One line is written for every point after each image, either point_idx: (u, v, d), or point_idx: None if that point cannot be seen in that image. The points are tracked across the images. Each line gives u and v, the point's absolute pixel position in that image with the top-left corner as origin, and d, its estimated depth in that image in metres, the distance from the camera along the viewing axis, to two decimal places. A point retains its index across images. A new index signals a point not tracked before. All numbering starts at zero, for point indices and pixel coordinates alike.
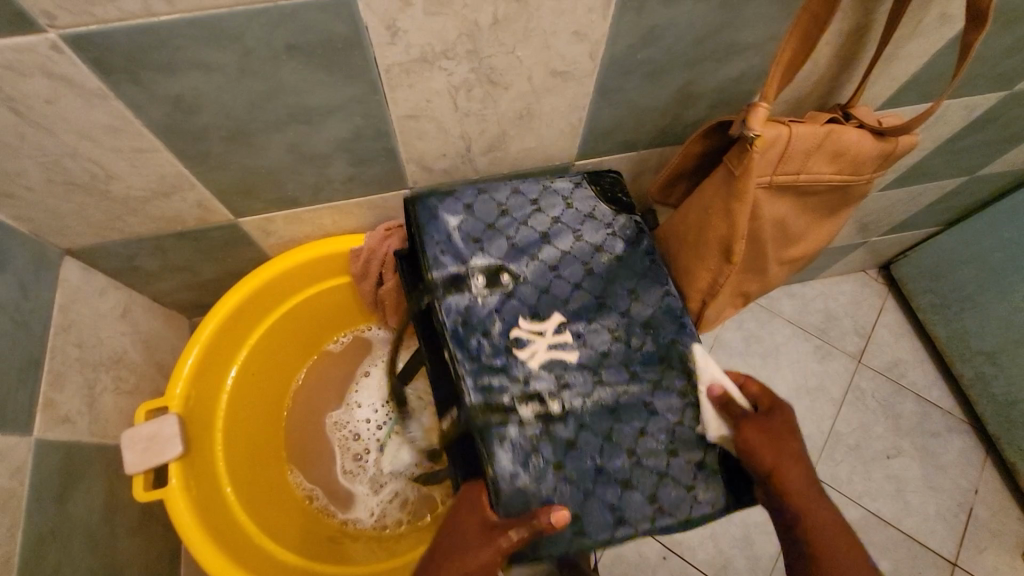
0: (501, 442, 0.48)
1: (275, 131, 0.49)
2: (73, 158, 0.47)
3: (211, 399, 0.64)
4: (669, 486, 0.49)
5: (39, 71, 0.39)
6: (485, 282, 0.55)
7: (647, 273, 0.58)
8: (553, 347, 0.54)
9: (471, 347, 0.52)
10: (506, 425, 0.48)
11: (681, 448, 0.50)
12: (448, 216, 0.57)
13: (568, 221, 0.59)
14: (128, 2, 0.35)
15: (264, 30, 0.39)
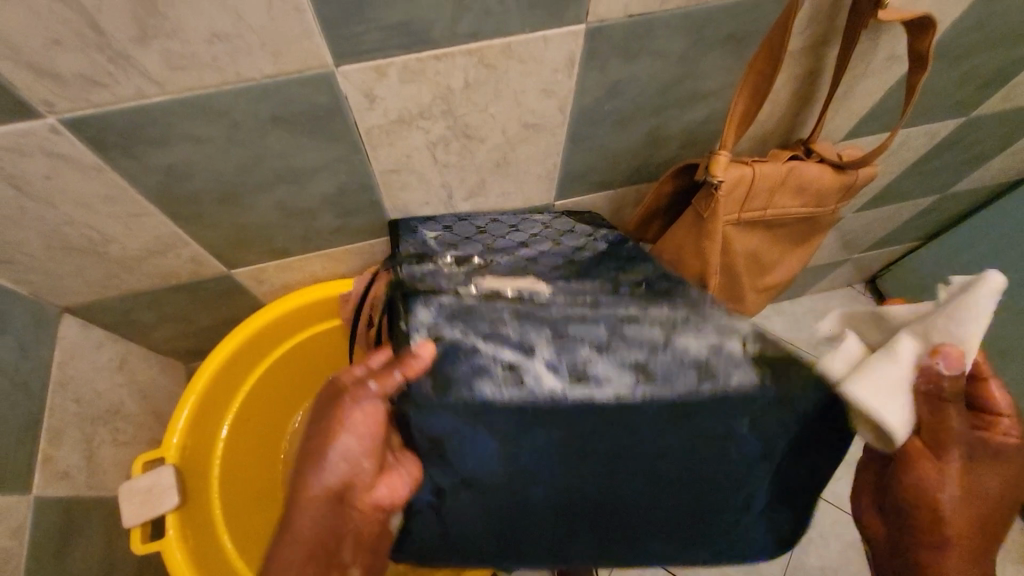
0: (425, 303, 0.51)
1: (265, 190, 0.52)
2: (71, 226, 0.49)
3: (207, 447, 0.66)
4: (627, 354, 0.48)
5: (39, 151, 0.41)
6: (452, 261, 0.58)
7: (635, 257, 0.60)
8: (521, 285, 0.54)
9: (423, 275, 0.56)
10: (438, 294, 0.52)
11: (656, 365, 0.46)
12: (426, 231, 0.61)
13: (546, 234, 0.63)
14: (122, 89, 0.38)
15: (250, 105, 0.42)
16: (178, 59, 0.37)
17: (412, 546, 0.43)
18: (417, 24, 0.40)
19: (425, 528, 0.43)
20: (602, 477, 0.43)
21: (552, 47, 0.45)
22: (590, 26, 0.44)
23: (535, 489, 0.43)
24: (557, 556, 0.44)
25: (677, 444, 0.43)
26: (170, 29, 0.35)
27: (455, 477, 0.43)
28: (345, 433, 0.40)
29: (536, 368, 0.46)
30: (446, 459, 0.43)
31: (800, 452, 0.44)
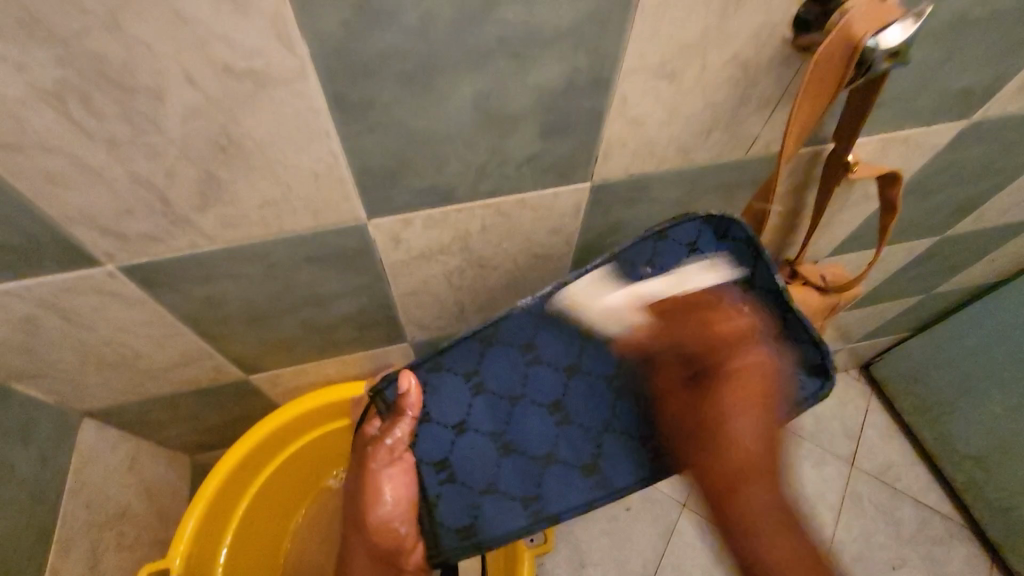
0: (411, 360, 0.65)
1: (291, 312, 0.56)
2: (108, 346, 0.53)
3: (209, 554, 0.68)
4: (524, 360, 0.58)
5: (93, 290, 0.45)
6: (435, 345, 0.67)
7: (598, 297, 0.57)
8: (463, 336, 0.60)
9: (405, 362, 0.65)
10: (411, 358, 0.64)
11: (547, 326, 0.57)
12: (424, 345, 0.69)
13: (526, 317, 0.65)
14: (177, 243, 0.42)
15: (288, 249, 0.47)
16: (231, 219, 0.42)
17: (465, 541, 0.57)
18: (443, 188, 0.45)
19: (458, 521, 0.57)
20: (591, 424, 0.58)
21: (561, 199, 0.50)
22: (596, 183, 0.49)
23: (561, 449, 0.58)
24: (582, 461, 0.58)
25: (679, 404, 0.54)
26: (227, 200, 0.40)
27: (474, 503, 0.57)
28: (382, 499, 0.59)
29: (510, 361, 0.58)
30: (454, 476, 0.58)
31: (737, 260, 0.55)
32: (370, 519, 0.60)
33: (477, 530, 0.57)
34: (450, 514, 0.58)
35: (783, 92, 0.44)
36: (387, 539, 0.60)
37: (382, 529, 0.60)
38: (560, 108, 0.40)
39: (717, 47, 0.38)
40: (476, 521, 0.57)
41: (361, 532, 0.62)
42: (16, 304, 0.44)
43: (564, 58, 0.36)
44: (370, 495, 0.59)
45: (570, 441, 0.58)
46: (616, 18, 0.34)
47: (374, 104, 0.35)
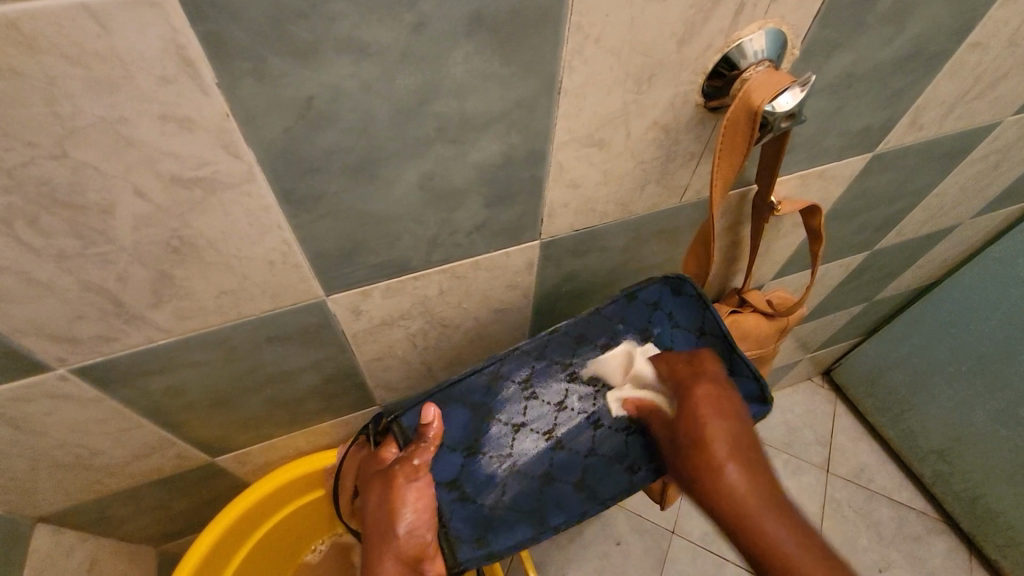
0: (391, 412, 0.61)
1: (254, 391, 0.55)
2: (62, 448, 0.50)
3: None
4: (545, 378, 0.55)
5: (44, 395, 0.44)
6: None
7: (614, 319, 0.58)
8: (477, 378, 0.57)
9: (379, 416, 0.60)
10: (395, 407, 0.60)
11: (552, 350, 0.56)
12: None
13: None
14: (133, 340, 0.42)
15: (249, 333, 0.47)
16: (188, 312, 0.42)
17: (480, 550, 0.51)
18: (399, 260, 0.46)
19: (473, 526, 0.51)
20: (584, 446, 0.54)
21: (513, 257, 0.52)
22: (544, 240, 0.52)
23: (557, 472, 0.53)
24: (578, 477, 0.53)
25: (650, 425, 0.55)
26: (183, 294, 0.40)
27: (487, 515, 0.52)
28: (404, 495, 0.49)
29: (507, 398, 0.55)
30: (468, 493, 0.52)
31: (687, 309, 0.58)
32: (384, 528, 0.49)
33: (489, 539, 0.51)
34: (464, 528, 0.51)
35: (703, 147, 0.48)
36: (411, 548, 0.48)
37: (410, 535, 0.48)
38: (502, 180, 0.43)
39: (637, 116, 0.42)
40: (487, 528, 0.52)
41: (376, 544, 0.48)
42: None
43: (498, 139, 0.39)
44: (387, 508, 0.49)
45: (568, 467, 0.53)
46: (542, 100, 0.37)
47: (323, 194, 0.37)
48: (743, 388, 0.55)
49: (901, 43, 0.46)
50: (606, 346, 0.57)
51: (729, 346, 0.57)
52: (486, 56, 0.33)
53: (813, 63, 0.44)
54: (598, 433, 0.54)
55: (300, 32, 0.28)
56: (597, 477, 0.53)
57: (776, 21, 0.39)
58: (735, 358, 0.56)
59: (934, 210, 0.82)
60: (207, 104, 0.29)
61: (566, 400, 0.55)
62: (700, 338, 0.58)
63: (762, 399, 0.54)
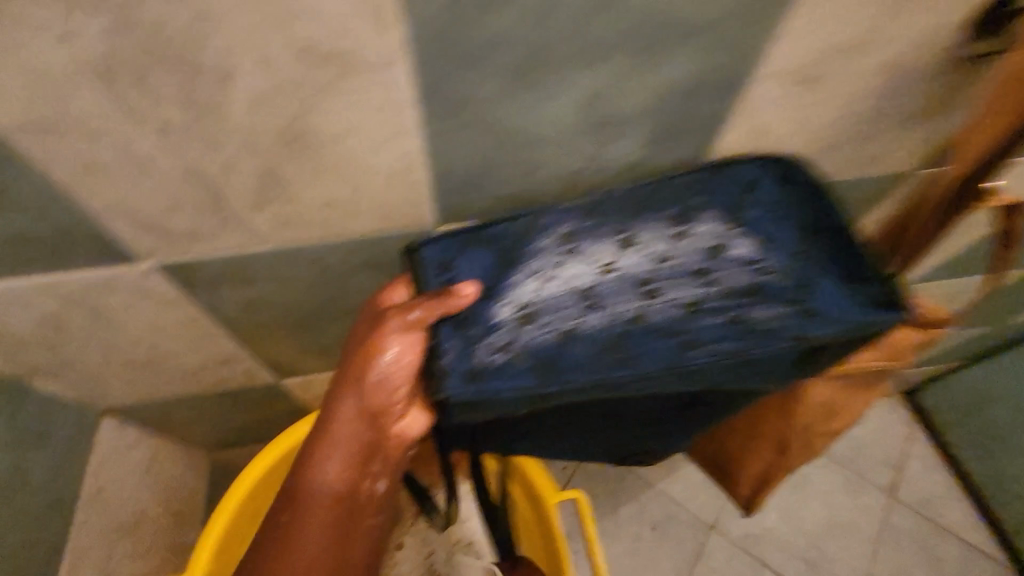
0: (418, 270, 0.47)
1: (336, 319, 0.51)
2: (137, 345, 0.48)
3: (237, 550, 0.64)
4: (600, 235, 0.40)
5: (127, 289, 0.40)
6: None
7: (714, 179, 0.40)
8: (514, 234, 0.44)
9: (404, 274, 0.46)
10: None
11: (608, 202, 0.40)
12: None
13: None
14: (226, 245, 0.37)
15: (346, 255, 0.42)
16: (289, 221, 0.36)
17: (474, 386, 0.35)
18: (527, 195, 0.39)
19: (469, 362, 0.36)
20: (628, 311, 0.37)
21: None
22: None
23: (578, 342, 0.36)
24: (613, 355, 0.35)
25: (726, 311, 0.36)
26: (286, 197, 0.34)
27: (475, 375, 0.35)
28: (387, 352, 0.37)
29: (543, 246, 0.40)
30: (444, 349, 0.37)
31: (796, 206, 0.40)
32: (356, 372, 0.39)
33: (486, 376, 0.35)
34: (453, 353, 0.37)
35: (930, 108, 0.38)
36: (377, 401, 0.39)
37: (383, 386, 0.38)
38: (677, 112, 0.34)
39: (872, 50, 0.32)
40: (484, 369, 0.35)
41: (340, 385, 0.40)
42: (44, 300, 0.39)
43: (698, 56, 0.30)
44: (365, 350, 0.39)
45: (599, 329, 0.37)
46: (770, 6, 0.28)
47: (470, 99, 0.30)
48: (869, 294, 0.37)
49: None
50: (678, 218, 0.39)
51: (856, 248, 0.39)
52: None
53: None
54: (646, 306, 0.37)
55: None
56: (644, 347, 0.36)
57: None
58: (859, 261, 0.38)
59: None
60: None
61: (617, 264, 0.39)
62: (813, 235, 0.39)
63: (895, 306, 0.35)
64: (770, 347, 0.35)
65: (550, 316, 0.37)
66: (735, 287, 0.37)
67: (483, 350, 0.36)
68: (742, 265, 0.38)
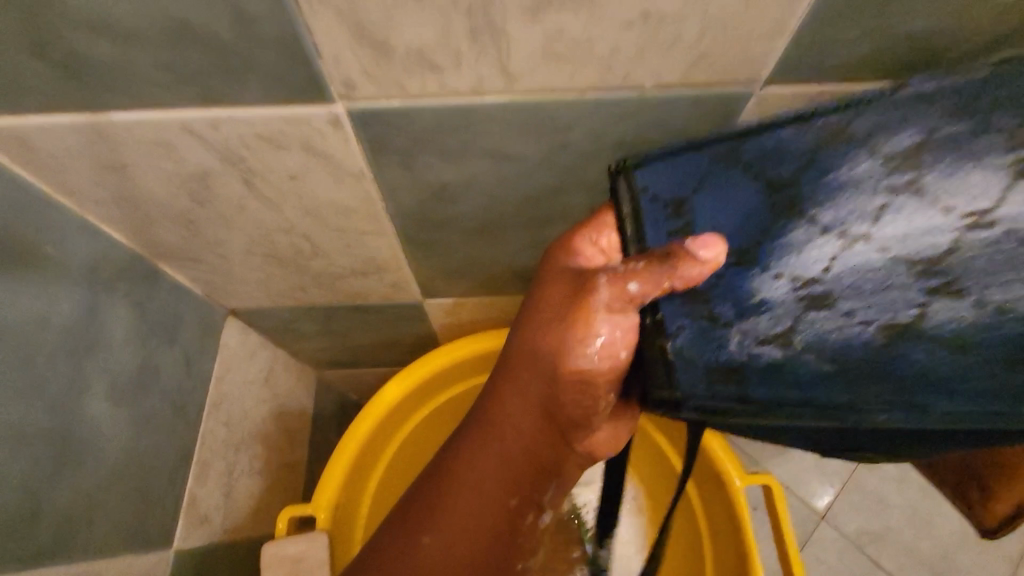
0: None
1: (531, 228, 0.38)
2: (286, 233, 0.37)
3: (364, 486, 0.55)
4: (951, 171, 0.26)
5: (300, 145, 0.28)
6: None
7: None
8: None
9: None
10: None
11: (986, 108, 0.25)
12: None
13: None
14: (458, 79, 0.24)
15: (602, 126, 0.28)
16: (566, 46, 0.23)
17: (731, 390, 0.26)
18: None
19: (720, 354, 0.27)
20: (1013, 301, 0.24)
21: None
22: None
23: (915, 346, 0.24)
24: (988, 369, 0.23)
25: None
26: None
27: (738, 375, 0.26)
28: (598, 335, 0.29)
29: (853, 186, 0.27)
30: (686, 338, 0.28)
31: None
32: (541, 352, 0.31)
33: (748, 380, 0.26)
34: (696, 343, 0.28)
35: None
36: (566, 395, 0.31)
37: (579, 380, 0.31)
38: None
39: None
40: (751, 366, 0.27)
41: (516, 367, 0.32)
42: (191, 148, 0.28)
43: None
44: (557, 329, 0.30)
45: (958, 325, 0.24)
46: None
47: None
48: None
49: None
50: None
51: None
52: None
53: None
54: None
55: None
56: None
57: None
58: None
59: None
60: None
61: (995, 210, 0.25)
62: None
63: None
64: None
65: (865, 292, 0.26)
66: None
67: (747, 337, 0.27)
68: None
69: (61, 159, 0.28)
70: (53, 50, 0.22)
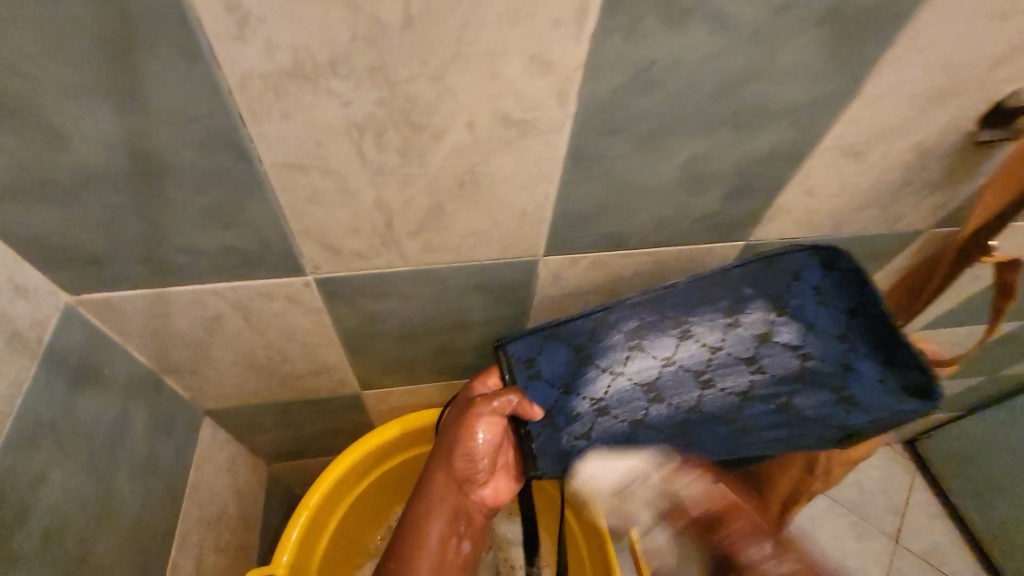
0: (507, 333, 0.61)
1: (433, 334, 0.58)
2: (264, 348, 0.54)
3: (311, 555, 0.68)
4: (657, 340, 0.55)
5: (284, 296, 0.47)
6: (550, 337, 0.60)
7: (757, 278, 0.53)
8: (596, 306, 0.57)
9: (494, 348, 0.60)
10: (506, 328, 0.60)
11: (665, 308, 0.54)
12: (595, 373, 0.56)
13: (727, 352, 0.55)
14: (377, 261, 0.45)
15: (463, 278, 0.49)
16: (433, 245, 0.44)
17: (564, 467, 0.53)
18: (621, 235, 0.47)
19: (561, 448, 0.54)
20: (688, 403, 0.55)
21: (715, 253, 0.53)
22: (751, 243, 0.53)
23: (652, 425, 0.55)
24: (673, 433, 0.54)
25: (761, 399, 0.55)
26: (440, 227, 0.43)
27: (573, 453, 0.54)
28: (477, 437, 0.53)
29: (615, 349, 0.54)
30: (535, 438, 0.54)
31: (837, 289, 0.54)
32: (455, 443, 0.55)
33: (573, 460, 0.54)
34: (549, 445, 0.54)
35: (945, 178, 0.47)
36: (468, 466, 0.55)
37: (472, 457, 0.55)
38: (754, 174, 0.43)
39: (906, 134, 0.42)
40: (576, 451, 0.54)
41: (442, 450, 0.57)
42: (215, 302, 0.46)
43: (777, 133, 0.39)
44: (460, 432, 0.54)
45: (666, 415, 0.55)
46: (838, 101, 0.38)
47: (603, 157, 0.39)
48: (900, 379, 0.53)
49: None
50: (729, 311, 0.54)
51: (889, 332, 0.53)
52: (819, 49, 0.33)
53: None
54: (705, 393, 0.55)
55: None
56: (701, 430, 0.54)
57: None
58: (894, 345, 0.53)
59: None
60: (574, 51, 0.31)
61: (675, 356, 0.55)
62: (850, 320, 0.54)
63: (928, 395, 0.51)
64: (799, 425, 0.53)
65: (628, 403, 0.55)
66: (780, 373, 0.55)
67: (574, 437, 0.54)
68: (786, 350, 0.55)
69: (126, 313, 0.45)
70: (153, 261, 0.41)
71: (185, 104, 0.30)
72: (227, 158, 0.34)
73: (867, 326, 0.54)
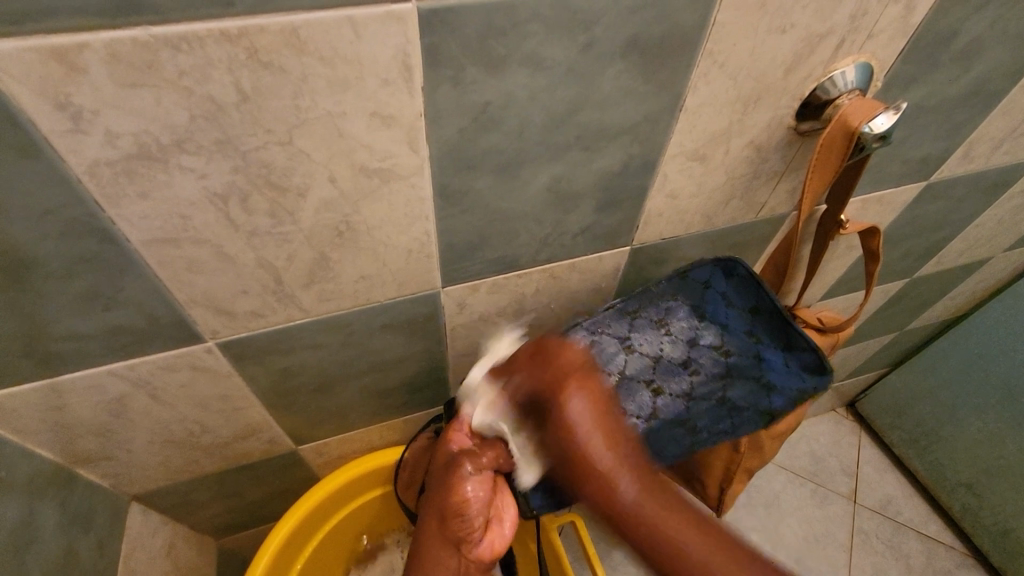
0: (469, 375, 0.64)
1: (355, 378, 0.59)
2: (180, 421, 0.54)
3: None
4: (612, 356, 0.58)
5: (187, 366, 0.47)
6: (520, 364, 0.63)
7: (680, 290, 0.60)
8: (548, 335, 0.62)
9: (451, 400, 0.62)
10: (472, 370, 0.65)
11: (606, 326, 0.58)
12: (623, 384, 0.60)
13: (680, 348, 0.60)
14: (276, 317, 0.46)
15: (368, 319, 0.51)
16: (328, 294, 0.46)
17: (551, 500, 0.57)
18: (511, 258, 0.50)
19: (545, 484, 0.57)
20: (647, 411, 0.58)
21: (605, 260, 0.57)
22: (634, 246, 0.56)
23: None
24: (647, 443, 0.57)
25: (705, 399, 0.59)
26: (331, 275, 0.44)
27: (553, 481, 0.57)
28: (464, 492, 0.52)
29: None
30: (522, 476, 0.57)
31: (743, 290, 0.61)
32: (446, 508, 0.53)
33: (561, 490, 0.57)
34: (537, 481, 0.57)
35: (786, 166, 0.53)
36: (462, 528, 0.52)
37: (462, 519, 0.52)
38: (616, 186, 0.47)
39: (737, 134, 0.47)
40: None
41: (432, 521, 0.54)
42: (114, 383, 0.46)
43: (622, 149, 0.44)
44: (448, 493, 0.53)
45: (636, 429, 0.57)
46: (666, 115, 0.43)
47: (469, 191, 0.42)
48: (800, 360, 0.61)
49: (963, 83, 0.52)
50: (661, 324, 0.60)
51: (783, 323, 0.61)
52: (630, 75, 0.38)
53: (892, 94, 0.50)
54: (659, 401, 0.58)
55: (498, 47, 0.33)
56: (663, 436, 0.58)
57: (867, 56, 0.44)
58: (789, 334, 0.61)
59: (970, 241, 0.86)
60: (409, 104, 0.34)
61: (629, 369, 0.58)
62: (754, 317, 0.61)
63: (821, 371, 0.59)
64: (737, 416, 0.60)
65: None
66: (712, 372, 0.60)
67: None
68: (713, 352, 0.60)
69: (18, 411, 0.44)
70: (36, 354, 0.40)
71: (34, 198, 0.31)
72: (91, 243, 0.34)
73: (768, 318, 0.61)
